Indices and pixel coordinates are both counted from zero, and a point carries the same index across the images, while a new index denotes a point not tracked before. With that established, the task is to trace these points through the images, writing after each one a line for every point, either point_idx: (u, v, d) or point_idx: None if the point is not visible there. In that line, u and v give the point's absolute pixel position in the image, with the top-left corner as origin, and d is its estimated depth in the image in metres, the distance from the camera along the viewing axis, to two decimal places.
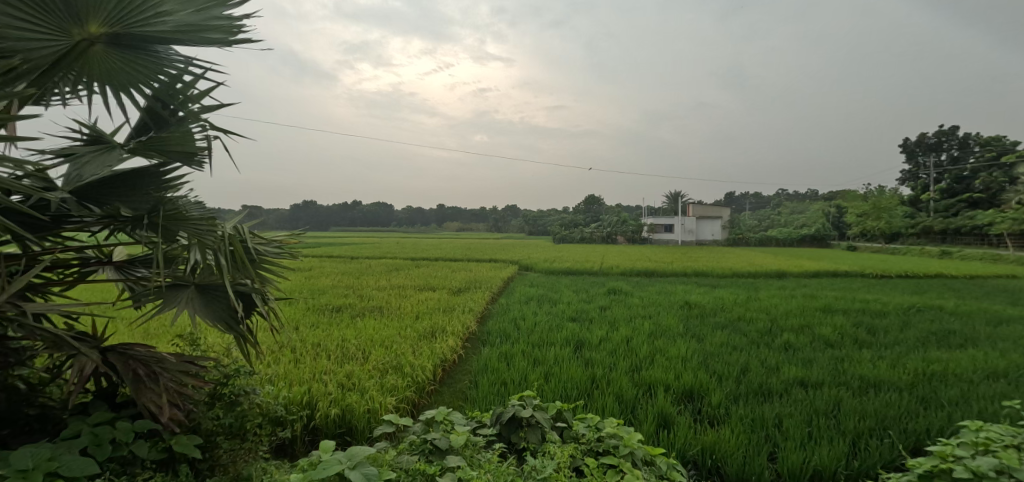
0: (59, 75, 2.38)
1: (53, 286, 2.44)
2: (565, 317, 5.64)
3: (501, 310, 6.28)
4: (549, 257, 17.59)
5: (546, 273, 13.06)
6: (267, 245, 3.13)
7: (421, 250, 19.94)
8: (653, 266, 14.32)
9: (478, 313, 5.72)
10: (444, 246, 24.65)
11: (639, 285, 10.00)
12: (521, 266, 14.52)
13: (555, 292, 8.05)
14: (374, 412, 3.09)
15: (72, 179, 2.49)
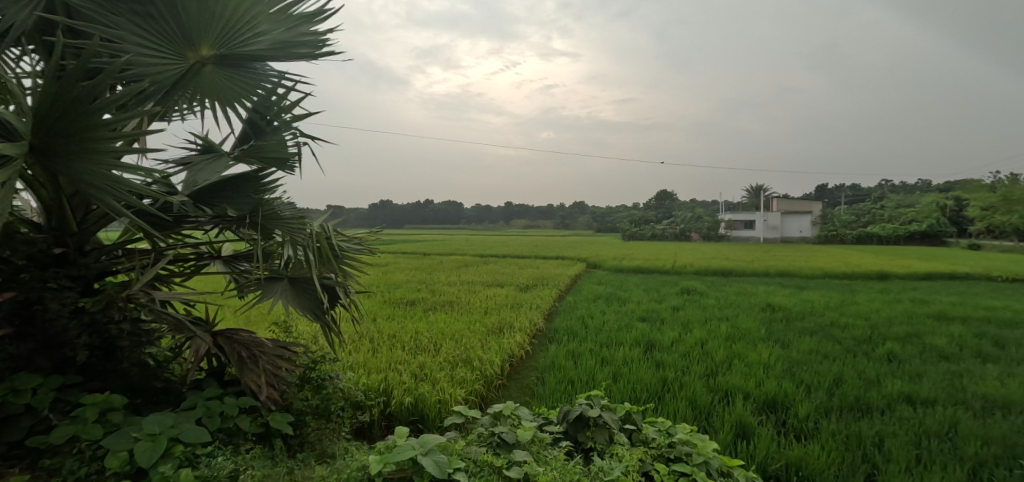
0: (178, 94, 2.74)
1: (175, 277, 2.81)
2: (634, 316, 5.49)
3: (568, 307, 6.23)
4: (620, 255, 17.11)
5: (615, 272, 12.72)
6: (349, 241, 3.38)
7: (493, 247, 20.29)
8: (735, 265, 13.43)
9: (545, 310, 5.72)
10: (516, 243, 24.86)
11: (717, 285, 9.42)
12: (592, 262, 14.28)
13: (625, 291, 7.83)
14: (444, 402, 3.22)
15: (189, 184, 2.87)
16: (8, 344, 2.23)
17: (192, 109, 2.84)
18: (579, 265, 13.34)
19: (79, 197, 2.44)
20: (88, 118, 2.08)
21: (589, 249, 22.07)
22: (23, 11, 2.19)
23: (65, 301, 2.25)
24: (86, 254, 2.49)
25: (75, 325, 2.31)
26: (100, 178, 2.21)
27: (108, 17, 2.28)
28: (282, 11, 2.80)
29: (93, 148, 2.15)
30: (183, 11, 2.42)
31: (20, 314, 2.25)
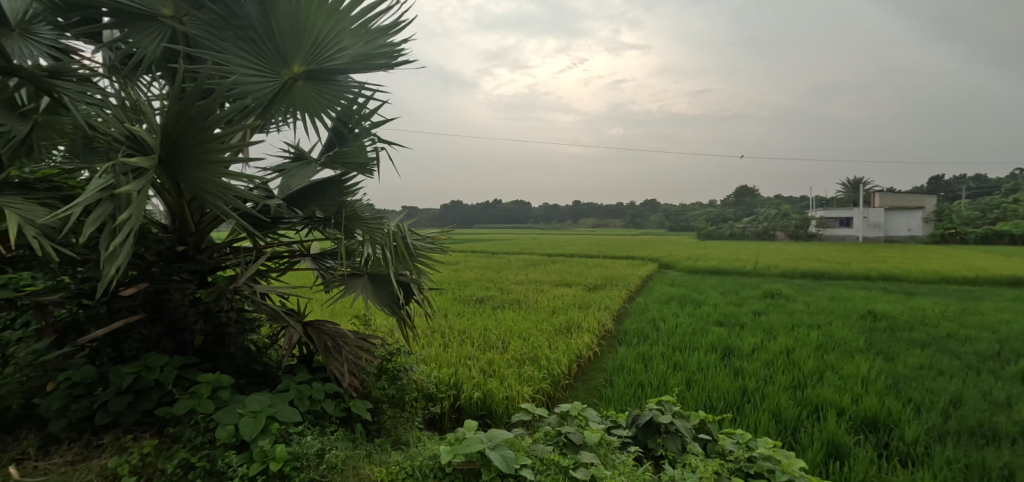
0: (275, 108, 3.04)
1: (272, 272, 3.13)
2: (711, 321, 5.17)
3: (639, 309, 6.03)
4: (698, 255, 16.19)
5: (691, 273, 12.08)
6: (422, 241, 3.55)
7: (564, 246, 20.08)
8: (832, 266, 12.16)
9: (615, 311, 5.58)
10: (590, 243, 24.42)
11: (807, 288, 8.60)
12: (667, 262, 13.69)
13: (701, 293, 7.41)
14: (512, 399, 3.27)
15: (284, 189, 3.18)
16: (142, 327, 2.63)
17: (286, 121, 3.15)
18: (653, 266, 12.83)
19: (196, 202, 2.80)
20: (201, 133, 2.39)
21: (667, 248, 21.12)
22: (153, 44, 2.57)
23: (185, 292, 2.60)
24: (202, 251, 2.85)
25: (192, 312, 2.67)
26: (211, 185, 2.52)
27: (216, 43, 2.59)
28: (362, 26, 2.97)
29: (207, 159, 2.46)
30: (278, 32, 2.68)
31: (151, 302, 2.64)
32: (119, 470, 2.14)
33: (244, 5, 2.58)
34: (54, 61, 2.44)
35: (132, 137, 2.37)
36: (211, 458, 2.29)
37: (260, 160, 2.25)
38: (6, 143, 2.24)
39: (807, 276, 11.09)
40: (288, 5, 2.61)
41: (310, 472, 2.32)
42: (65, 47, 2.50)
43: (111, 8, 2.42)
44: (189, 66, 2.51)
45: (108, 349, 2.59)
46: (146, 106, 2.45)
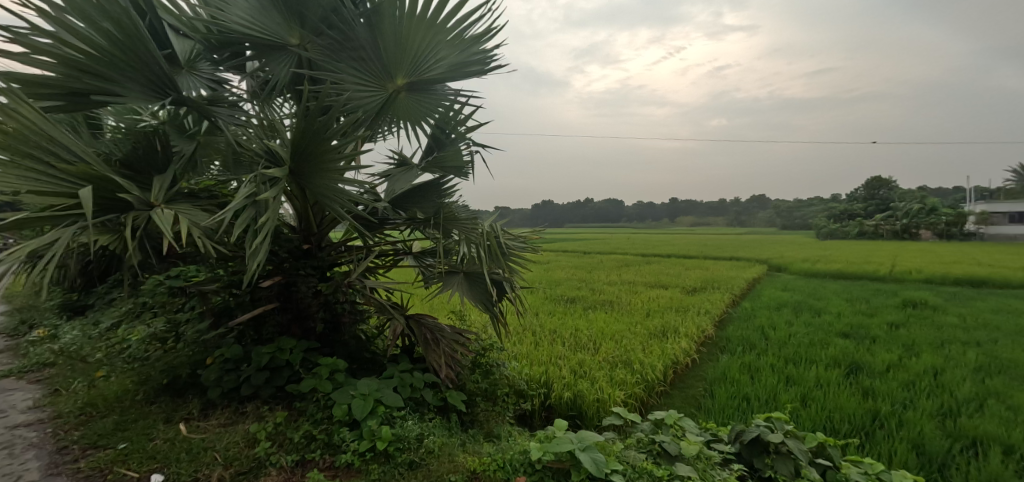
0: (382, 118, 3.34)
1: (380, 269, 3.45)
2: (832, 331, 4.56)
3: (745, 314, 5.53)
4: (823, 257, 14.34)
5: (812, 276, 10.75)
6: (515, 240, 3.64)
7: (664, 247, 19.11)
8: (1003, 272, 10.03)
9: (716, 315, 5.18)
10: (693, 242, 22.94)
11: (966, 298, 7.18)
12: (782, 264, 12.35)
13: (822, 300, 6.58)
14: (603, 402, 3.21)
15: (390, 193, 3.47)
16: (276, 314, 3.05)
17: (391, 130, 3.43)
18: (765, 269, 11.65)
19: (317, 206, 3.17)
20: (321, 144, 2.71)
21: (785, 249, 19.02)
22: (284, 70, 2.97)
23: (309, 285, 2.97)
24: (323, 249, 3.22)
25: (315, 303, 3.04)
26: (329, 190, 2.84)
27: (334, 64, 2.91)
28: (457, 36, 3.13)
29: (327, 168, 2.78)
30: (383, 50, 2.94)
31: (283, 293, 3.06)
32: (259, 435, 2.50)
33: (356, 28, 2.87)
34: (212, 91, 2.95)
35: (269, 151, 2.77)
36: (329, 432, 2.58)
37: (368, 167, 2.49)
38: (179, 161, 2.76)
39: (963, 282, 9.28)
40: (392, 24, 2.83)
41: (410, 454, 2.49)
42: (219, 78, 2.99)
43: (252, 43, 2.85)
44: (312, 87, 2.86)
45: (250, 332, 3.04)
46: (279, 125, 2.85)
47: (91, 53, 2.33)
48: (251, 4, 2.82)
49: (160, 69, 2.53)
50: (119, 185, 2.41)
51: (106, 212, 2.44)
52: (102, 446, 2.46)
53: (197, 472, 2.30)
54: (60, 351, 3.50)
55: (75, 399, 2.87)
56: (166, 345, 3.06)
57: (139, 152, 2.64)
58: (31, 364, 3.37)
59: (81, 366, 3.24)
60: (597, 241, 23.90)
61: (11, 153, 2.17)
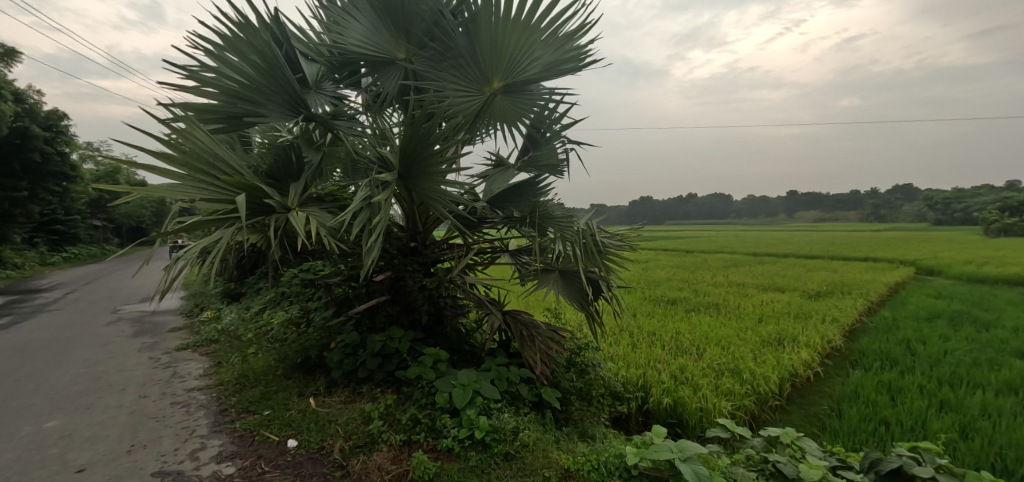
0: (480, 122, 3.47)
1: (479, 266, 3.60)
2: (1008, 350, 3.71)
3: (885, 324, 4.75)
4: (1003, 258, 11.70)
5: (986, 282, 8.84)
6: (612, 238, 3.54)
7: (784, 245, 17.13)
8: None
9: (845, 324, 4.53)
10: (823, 240, 20.19)
11: None
12: (942, 264, 10.34)
13: (996, 310, 5.39)
14: (707, 412, 2.99)
15: (488, 193, 3.61)
16: (388, 306, 3.36)
17: (489, 132, 3.55)
18: (916, 273, 9.87)
19: (423, 207, 3.41)
20: (425, 149, 2.90)
21: (947, 248, 15.88)
22: (393, 83, 3.24)
23: (415, 279, 3.21)
24: (427, 246, 3.45)
25: (421, 297, 3.28)
26: (433, 192, 3.04)
27: (435, 74, 3.09)
28: (552, 35, 3.14)
29: (431, 171, 2.97)
30: (480, 56, 3.04)
31: (393, 287, 3.34)
32: (372, 413, 2.77)
33: (455, 38, 3.02)
34: (334, 106, 3.34)
35: (380, 158, 3.05)
36: (431, 417, 2.77)
37: (466, 168, 2.61)
38: (309, 170, 3.16)
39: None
40: (489, 29, 2.93)
41: (506, 446, 2.56)
42: (339, 95, 3.37)
43: (366, 60, 3.16)
44: (417, 97, 3.08)
45: (366, 321, 3.39)
46: (389, 133, 3.11)
47: (244, 83, 2.81)
48: (365, 25, 3.13)
49: (293, 90, 2.94)
50: (264, 192, 2.84)
51: (254, 215, 2.89)
52: (251, 411, 2.93)
53: (323, 442, 2.63)
54: (222, 331, 4.24)
55: (232, 371, 3.45)
56: (300, 329, 3.54)
57: (279, 163, 3.10)
58: (202, 340, 4.13)
59: (237, 344, 3.89)
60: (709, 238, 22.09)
61: (187, 169, 2.67)
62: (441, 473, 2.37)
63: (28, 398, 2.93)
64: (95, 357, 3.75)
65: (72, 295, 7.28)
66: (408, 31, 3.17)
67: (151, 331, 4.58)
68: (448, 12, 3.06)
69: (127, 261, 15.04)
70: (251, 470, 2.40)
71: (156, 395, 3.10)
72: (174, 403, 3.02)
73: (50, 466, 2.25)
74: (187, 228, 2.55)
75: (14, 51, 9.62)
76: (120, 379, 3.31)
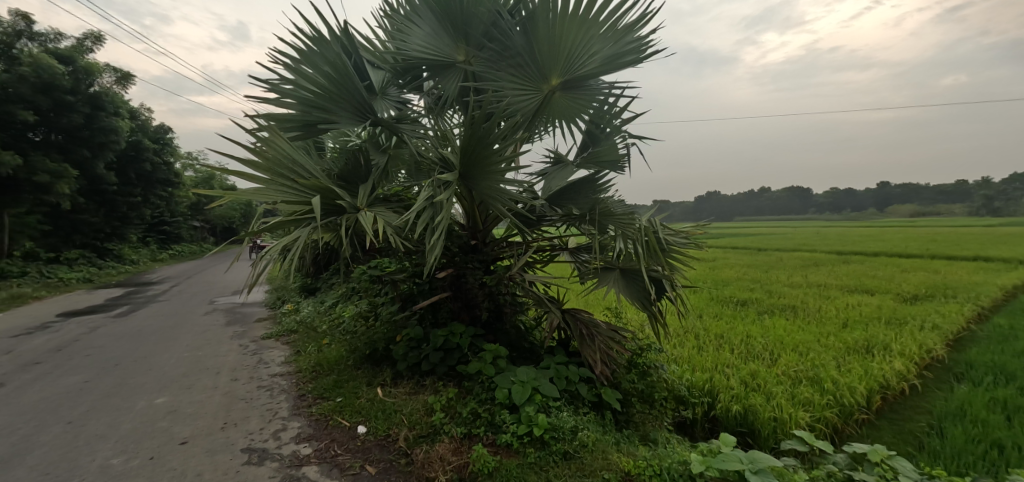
0: (539, 120, 3.46)
1: (538, 263, 3.61)
2: None
3: (1001, 333, 4.15)
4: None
5: None
6: (677, 236, 3.39)
7: (877, 242, 15.43)
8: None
9: (950, 332, 4.01)
10: (927, 236, 17.97)
11: None
12: None
13: None
14: (782, 422, 2.78)
15: (547, 191, 3.59)
16: (451, 302, 3.47)
17: (548, 130, 3.54)
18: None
19: (483, 205, 3.46)
20: (485, 149, 2.95)
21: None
22: (453, 85, 3.34)
23: (476, 277, 3.29)
24: (487, 244, 3.50)
25: (481, 294, 3.35)
26: (492, 191, 3.08)
27: (494, 74, 3.13)
28: (611, 28, 3.06)
29: (490, 170, 3.01)
30: (538, 54, 3.03)
31: (454, 284, 3.44)
32: (434, 405, 2.87)
33: (513, 37, 3.04)
34: (399, 110, 3.49)
35: (442, 159, 3.14)
36: (491, 412, 2.82)
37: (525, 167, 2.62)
38: (376, 172, 3.33)
39: None
40: (546, 26, 2.92)
41: (565, 445, 2.54)
42: (403, 99, 3.53)
43: (428, 64, 3.28)
44: (477, 97, 3.14)
45: (429, 315, 3.53)
46: (450, 134, 3.20)
47: (318, 92, 3.04)
48: (427, 31, 3.26)
49: (362, 97, 3.13)
50: (336, 194, 3.05)
51: (328, 216, 3.11)
52: (326, 398, 3.16)
53: (389, 430, 2.77)
54: (301, 322, 4.60)
55: (309, 359, 3.74)
56: (368, 322, 3.76)
57: (349, 166, 3.29)
58: (284, 331, 4.51)
59: (314, 335, 4.21)
60: (789, 234, 20.43)
61: (269, 174, 2.92)
62: (500, 467, 2.39)
63: (143, 377, 3.36)
64: (196, 343, 4.22)
65: (176, 288, 8.22)
66: (467, 34, 3.24)
67: (241, 321, 5.07)
68: (506, 12, 3.09)
69: (222, 258, 16.73)
70: (326, 452, 2.59)
71: (245, 379, 3.44)
72: (260, 387, 3.33)
73: (160, 437, 2.57)
74: (270, 228, 2.80)
75: (129, 74, 10.92)
76: (215, 364, 3.71)
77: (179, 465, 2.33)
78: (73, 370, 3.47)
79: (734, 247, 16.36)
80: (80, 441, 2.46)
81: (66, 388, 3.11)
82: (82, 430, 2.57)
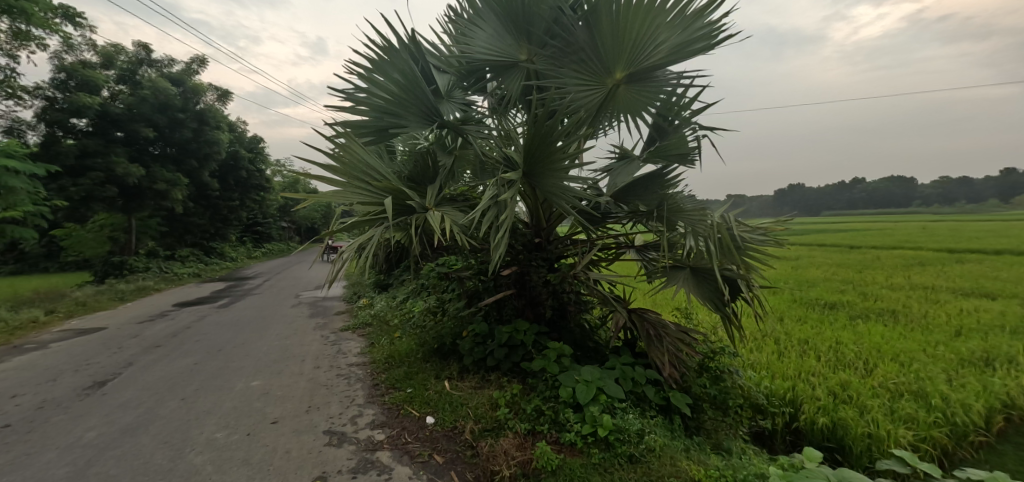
0: (603, 115, 3.39)
1: (602, 262, 3.55)
2: None
3: None
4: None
5: None
6: (753, 233, 3.16)
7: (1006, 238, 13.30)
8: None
9: None
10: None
11: None
12: None
13: None
14: (878, 439, 2.50)
15: (613, 187, 3.50)
16: (515, 300, 3.51)
17: (613, 124, 3.45)
18: None
19: (547, 203, 3.44)
20: (549, 147, 2.93)
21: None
22: (516, 85, 3.37)
23: (540, 274, 3.29)
24: (551, 242, 3.48)
25: (545, 292, 3.35)
26: (556, 188, 3.05)
27: (557, 71, 3.10)
28: (679, 14, 2.90)
29: (554, 167, 2.99)
30: (601, 47, 2.95)
31: (519, 282, 3.46)
32: (499, 400, 2.93)
33: (575, 32, 2.98)
34: (464, 112, 3.58)
35: (506, 158, 3.17)
36: (555, 410, 2.81)
37: (589, 162, 2.58)
38: (443, 172, 3.44)
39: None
40: (609, 18, 2.84)
41: (630, 448, 2.47)
42: (468, 101, 3.61)
43: (491, 66, 3.35)
44: (540, 96, 3.14)
45: (494, 312, 3.60)
46: (513, 133, 3.22)
47: (390, 99, 3.22)
48: (490, 33, 3.32)
49: (429, 102, 3.27)
50: (405, 195, 3.21)
51: (399, 216, 3.27)
52: (397, 388, 3.35)
53: (456, 422, 2.87)
54: (375, 316, 4.91)
55: (383, 351, 3.98)
56: (437, 317, 3.93)
57: (418, 168, 3.46)
58: (360, 323, 4.83)
59: (387, 328, 4.47)
60: (892, 229, 18.24)
61: (347, 178, 3.14)
62: (564, 466, 2.38)
63: (241, 362, 3.77)
64: (285, 333, 4.65)
65: (270, 283, 9.10)
66: (529, 32, 3.26)
67: (323, 313, 5.51)
68: (567, 8, 3.05)
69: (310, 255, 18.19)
70: (398, 439, 2.74)
71: (326, 367, 3.74)
72: (339, 375, 3.60)
73: (255, 416, 2.87)
74: (347, 228, 3.01)
75: (228, 92, 12.25)
76: (301, 352, 4.07)
77: (271, 442, 2.58)
78: (185, 353, 3.96)
79: (823, 244, 14.89)
80: (192, 416, 2.82)
81: (179, 369, 3.56)
82: (193, 406, 2.94)
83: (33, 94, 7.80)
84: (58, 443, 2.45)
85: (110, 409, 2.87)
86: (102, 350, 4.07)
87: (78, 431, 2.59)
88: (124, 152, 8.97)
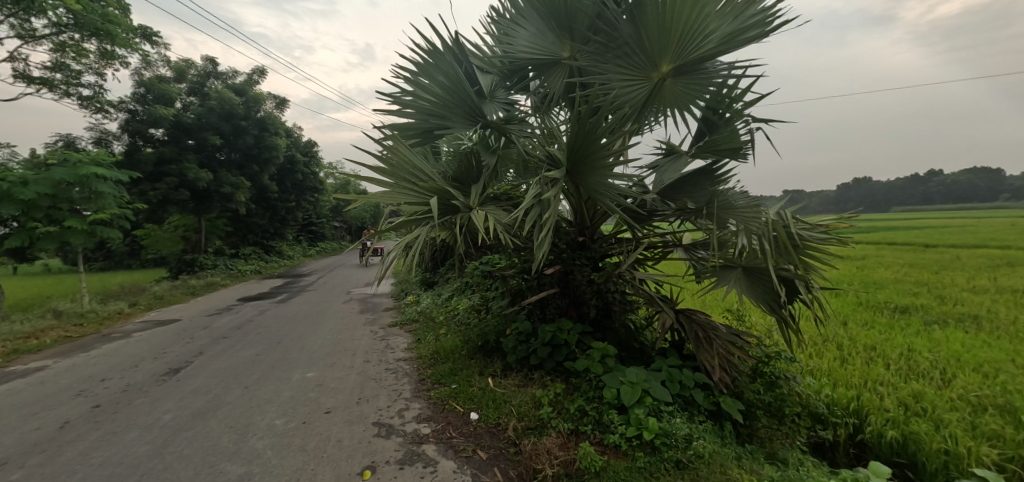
0: (649, 110, 3.30)
1: (648, 261, 3.45)
2: None
3: None
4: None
5: None
6: (812, 230, 2.96)
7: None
8: None
9: None
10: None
11: None
12: None
13: None
14: (956, 457, 2.29)
15: (659, 184, 3.40)
16: (559, 299, 3.49)
17: (659, 120, 3.35)
18: None
19: (590, 201, 3.39)
20: (593, 145, 2.89)
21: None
22: (559, 82, 3.35)
23: (584, 273, 3.25)
24: (596, 241, 3.42)
25: (589, 291, 3.31)
26: (600, 186, 3.00)
27: (601, 67, 3.05)
28: (729, 2, 2.75)
29: (598, 165, 2.94)
30: (646, 40, 2.87)
31: (563, 281, 3.43)
32: (542, 399, 2.93)
33: (620, 26, 2.94)
34: (506, 112, 3.60)
35: (549, 157, 3.15)
36: (599, 411, 2.76)
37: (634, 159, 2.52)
38: (486, 172, 3.48)
39: None
40: (655, 10, 2.74)
41: (678, 453, 2.39)
42: (510, 101, 3.63)
43: (533, 64, 3.35)
44: (583, 93, 3.09)
45: (538, 311, 3.59)
46: (557, 131, 3.19)
47: (434, 101, 3.30)
48: (531, 31, 3.32)
49: (473, 102, 3.34)
50: (449, 195, 3.27)
51: (444, 215, 3.34)
52: (442, 383, 3.43)
53: (499, 419, 2.90)
54: (421, 312, 5.06)
55: (429, 347, 4.09)
56: (480, 315, 3.98)
57: (462, 169, 3.51)
58: (407, 320, 4.99)
59: (432, 324, 4.59)
60: (978, 225, 16.51)
61: (394, 180, 3.24)
62: (607, 467, 2.35)
63: (297, 354, 4.00)
64: (337, 328, 4.88)
65: (326, 279, 9.59)
66: (571, 28, 3.23)
67: (372, 309, 5.74)
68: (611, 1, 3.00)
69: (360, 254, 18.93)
70: (443, 433, 2.81)
71: (375, 361, 3.89)
72: (387, 369, 3.74)
73: (311, 405, 3.03)
74: (394, 228, 3.11)
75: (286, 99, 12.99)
76: (352, 346, 4.26)
77: (325, 430, 2.73)
78: (248, 345, 4.25)
79: (894, 243, 13.72)
80: (255, 403, 3.02)
81: (243, 360, 3.83)
82: (255, 395, 3.15)
83: (118, 107, 8.65)
84: (139, 424, 2.71)
85: (183, 394, 3.13)
86: (177, 340, 4.45)
87: (157, 414, 2.84)
88: (195, 158, 9.74)
